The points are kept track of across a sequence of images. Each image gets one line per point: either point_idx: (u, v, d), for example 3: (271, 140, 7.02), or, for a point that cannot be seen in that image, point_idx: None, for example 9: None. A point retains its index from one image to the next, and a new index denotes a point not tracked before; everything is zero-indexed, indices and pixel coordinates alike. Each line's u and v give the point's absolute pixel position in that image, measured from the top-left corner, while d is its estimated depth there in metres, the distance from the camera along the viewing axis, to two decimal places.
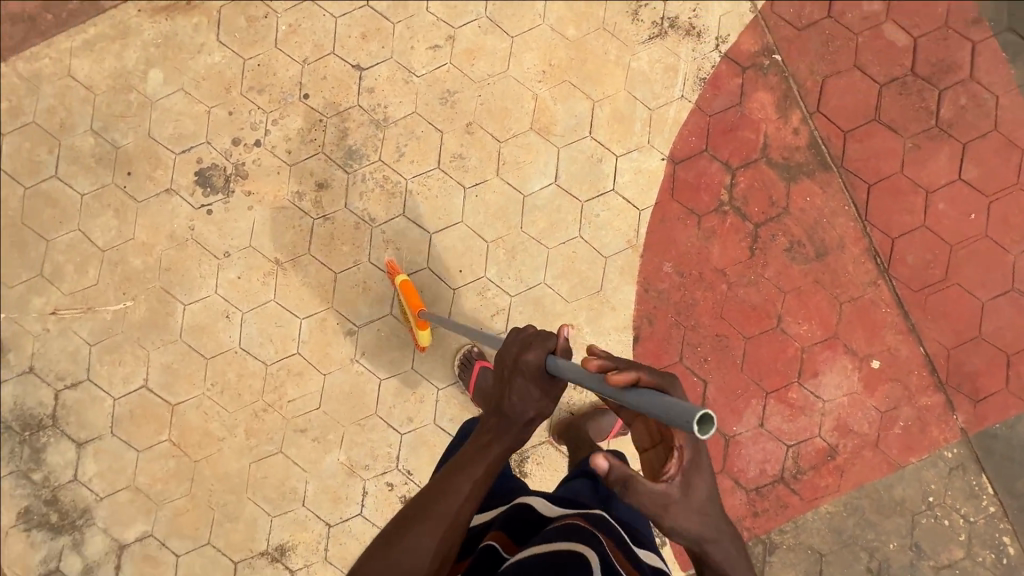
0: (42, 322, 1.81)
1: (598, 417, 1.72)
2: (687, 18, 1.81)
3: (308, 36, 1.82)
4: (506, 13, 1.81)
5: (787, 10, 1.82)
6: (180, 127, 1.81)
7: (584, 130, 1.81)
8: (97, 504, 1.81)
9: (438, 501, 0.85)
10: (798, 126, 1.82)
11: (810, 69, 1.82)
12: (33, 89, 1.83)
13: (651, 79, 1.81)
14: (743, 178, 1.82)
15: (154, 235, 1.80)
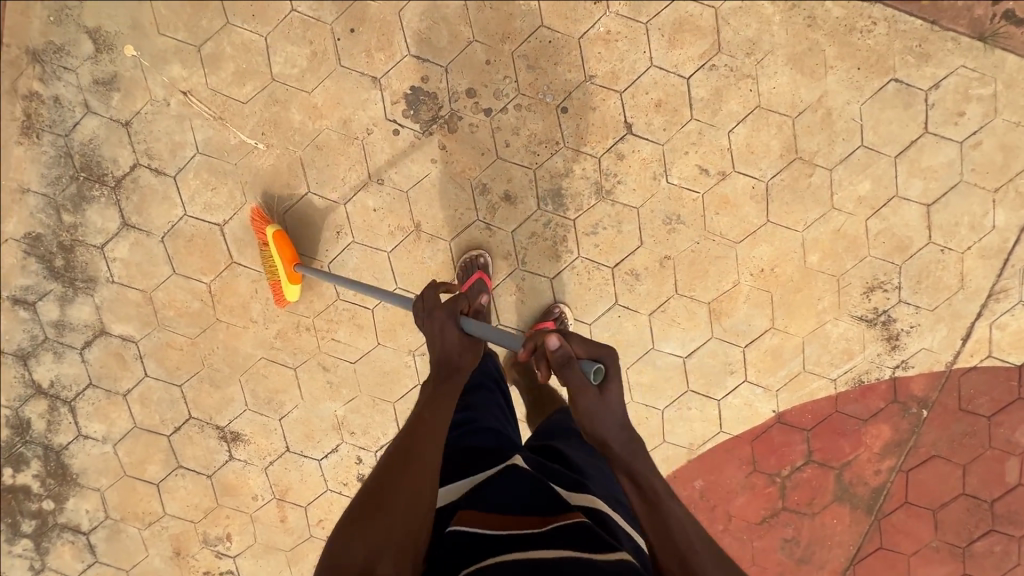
0: (167, 93, 1.59)
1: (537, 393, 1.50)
2: (900, 327, 1.76)
3: (613, 59, 1.57)
4: (784, 196, 1.66)
5: (968, 387, 1.81)
6: (433, 32, 1.55)
7: (743, 339, 1.76)
8: (107, 283, 1.72)
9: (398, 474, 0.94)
10: (883, 469, 1.89)
11: (934, 441, 1.86)
12: None
13: (827, 347, 1.78)
14: (810, 470, 1.88)
15: (330, 108, 1.59)
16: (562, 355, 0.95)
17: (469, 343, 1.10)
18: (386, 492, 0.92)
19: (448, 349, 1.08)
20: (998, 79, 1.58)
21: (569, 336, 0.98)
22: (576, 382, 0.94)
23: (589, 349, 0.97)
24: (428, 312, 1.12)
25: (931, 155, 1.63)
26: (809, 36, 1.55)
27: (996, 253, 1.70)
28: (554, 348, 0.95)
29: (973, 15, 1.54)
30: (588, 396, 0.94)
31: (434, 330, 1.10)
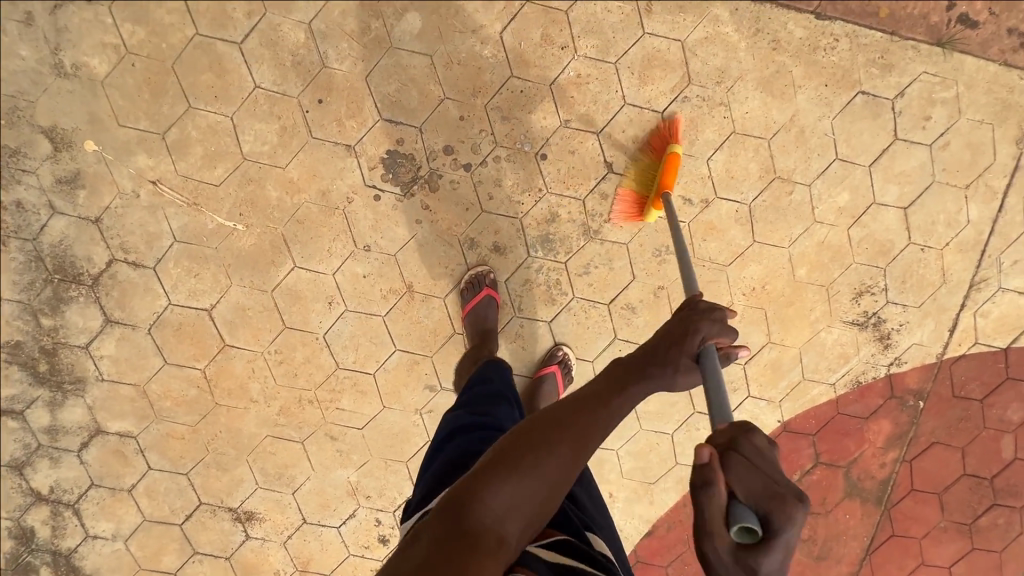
0: (136, 184, 1.54)
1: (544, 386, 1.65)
2: (890, 326, 1.81)
3: (586, 101, 1.56)
4: (767, 216, 1.68)
5: (959, 375, 1.87)
6: (403, 94, 1.52)
7: (743, 357, 1.79)
8: (97, 381, 1.67)
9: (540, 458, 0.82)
10: (887, 461, 1.95)
11: (932, 429, 1.92)
12: None
13: (823, 354, 1.82)
14: (819, 472, 1.93)
15: (307, 181, 1.56)
16: (702, 476, 0.73)
17: (690, 369, 0.92)
18: (528, 451, 0.83)
19: (668, 365, 0.92)
20: (959, 81, 1.62)
21: (734, 463, 0.74)
22: (711, 514, 0.72)
23: (764, 493, 0.71)
24: (681, 315, 0.97)
25: (903, 160, 1.67)
26: (775, 59, 1.57)
27: (972, 246, 1.76)
28: (703, 460, 0.75)
29: (929, 22, 1.58)
30: (720, 544, 0.71)
31: (681, 330, 0.94)
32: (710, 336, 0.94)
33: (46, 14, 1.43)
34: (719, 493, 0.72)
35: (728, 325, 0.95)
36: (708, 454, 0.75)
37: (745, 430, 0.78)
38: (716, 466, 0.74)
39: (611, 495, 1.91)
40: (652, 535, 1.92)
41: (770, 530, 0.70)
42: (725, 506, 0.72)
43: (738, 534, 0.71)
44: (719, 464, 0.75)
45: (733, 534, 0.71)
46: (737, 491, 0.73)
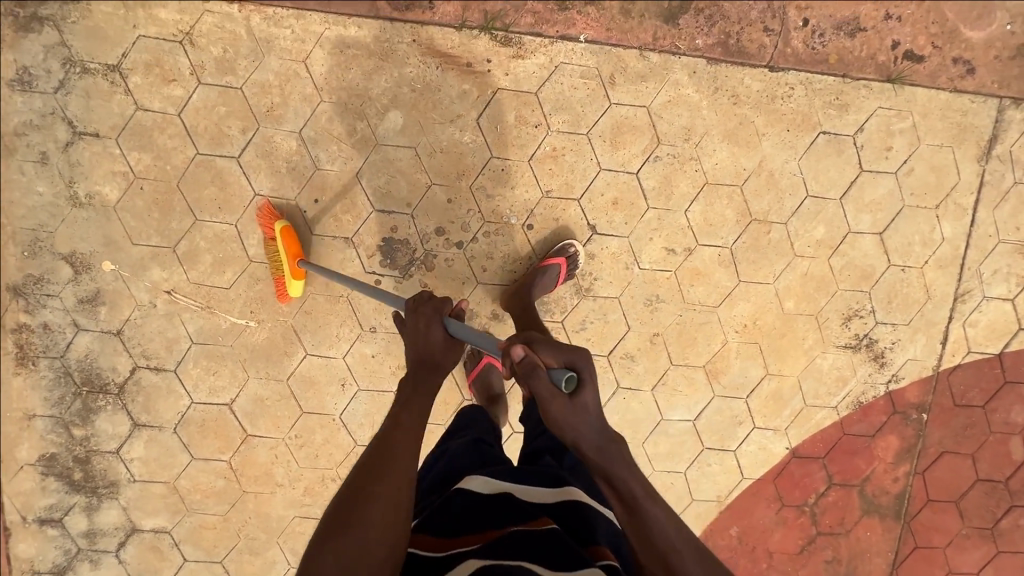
0: (152, 295, 1.64)
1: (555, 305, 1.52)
2: (883, 346, 1.87)
3: (564, 171, 1.66)
4: (749, 256, 1.76)
5: (958, 384, 1.92)
6: (393, 186, 1.62)
7: (744, 391, 1.85)
8: (129, 483, 1.75)
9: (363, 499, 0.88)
10: (900, 475, 1.98)
11: (940, 440, 1.96)
12: (257, 53, 1.53)
13: (822, 380, 1.87)
14: (834, 493, 1.97)
15: (311, 275, 1.66)
16: (530, 364, 0.93)
17: (452, 348, 1.09)
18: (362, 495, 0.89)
19: (427, 348, 1.08)
20: (914, 112, 1.71)
21: (539, 345, 0.97)
22: (547, 390, 0.91)
23: (562, 355, 0.95)
24: (434, 308, 1.11)
25: (871, 190, 1.75)
26: (737, 112, 1.67)
27: (951, 261, 1.82)
28: (520, 356, 0.94)
29: (878, 61, 1.67)
30: (561, 404, 0.92)
31: (421, 322, 1.10)
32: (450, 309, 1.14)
33: (59, 151, 1.55)
34: (541, 374, 0.92)
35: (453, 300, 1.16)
36: (523, 347, 0.95)
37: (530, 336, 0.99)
38: (531, 355, 0.94)
39: None
40: None
41: (580, 369, 0.94)
42: (549, 379, 0.92)
43: (567, 388, 0.92)
44: (532, 352, 0.95)
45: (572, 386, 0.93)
46: (548, 364, 0.95)
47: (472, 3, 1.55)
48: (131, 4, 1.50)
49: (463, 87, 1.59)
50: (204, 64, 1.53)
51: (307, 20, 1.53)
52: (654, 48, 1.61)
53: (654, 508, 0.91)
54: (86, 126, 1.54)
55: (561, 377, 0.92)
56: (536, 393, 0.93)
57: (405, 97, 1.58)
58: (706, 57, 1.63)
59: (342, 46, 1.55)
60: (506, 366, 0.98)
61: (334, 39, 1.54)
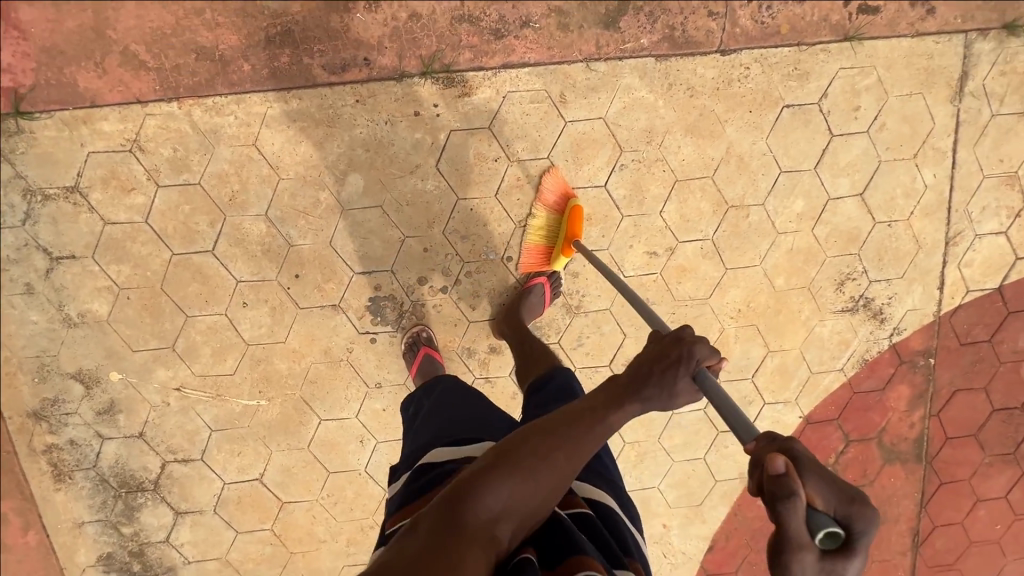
0: (163, 395, 1.70)
1: (525, 298, 1.63)
2: (880, 303, 1.87)
3: (533, 198, 1.65)
4: (732, 243, 1.75)
5: (960, 324, 1.93)
6: (367, 246, 1.64)
7: (748, 372, 1.88)
8: (184, 566, 1.84)
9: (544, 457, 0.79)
10: (915, 420, 2.02)
11: (950, 379, 1.98)
12: (206, 146, 1.54)
13: (824, 347, 1.89)
14: (852, 450, 2.02)
15: (307, 345, 1.70)
16: (785, 487, 0.67)
17: (685, 388, 0.83)
18: (544, 463, 0.79)
19: (665, 387, 0.82)
20: (877, 65, 1.66)
21: (806, 469, 0.69)
22: (798, 534, 0.66)
23: (841, 502, 0.67)
24: (673, 334, 0.86)
25: (845, 153, 1.72)
26: (695, 104, 1.63)
27: (938, 207, 1.80)
28: (780, 473, 0.68)
29: (829, 23, 1.62)
30: (808, 559, 0.67)
31: (669, 361, 0.83)
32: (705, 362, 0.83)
33: (42, 280, 1.59)
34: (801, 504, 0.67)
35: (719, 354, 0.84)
36: (785, 464, 0.69)
37: (782, 440, 0.74)
38: (794, 477, 0.68)
39: (665, 527, 2.01)
40: (715, 548, 2.01)
41: (850, 532, 0.66)
42: (805, 518, 0.67)
43: (821, 540, 0.67)
44: (797, 475, 0.68)
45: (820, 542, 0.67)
46: (812, 500, 0.68)
47: (408, 50, 1.52)
48: (74, 123, 1.50)
49: (416, 137, 1.57)
50: (158, 168, 1.54)
51: (248, 103, 1.52)
52: (600, 57, 1.57)
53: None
54: (62, 250, 1.57)
55: (824, 525, 0.66)
56: (778, 530, 0.67)
57: (361, 158, 1.58)
58: (654, 56, 1.59)
59: (287, 121, 1.54)
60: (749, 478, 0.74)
61: (278, 117, 1.53)
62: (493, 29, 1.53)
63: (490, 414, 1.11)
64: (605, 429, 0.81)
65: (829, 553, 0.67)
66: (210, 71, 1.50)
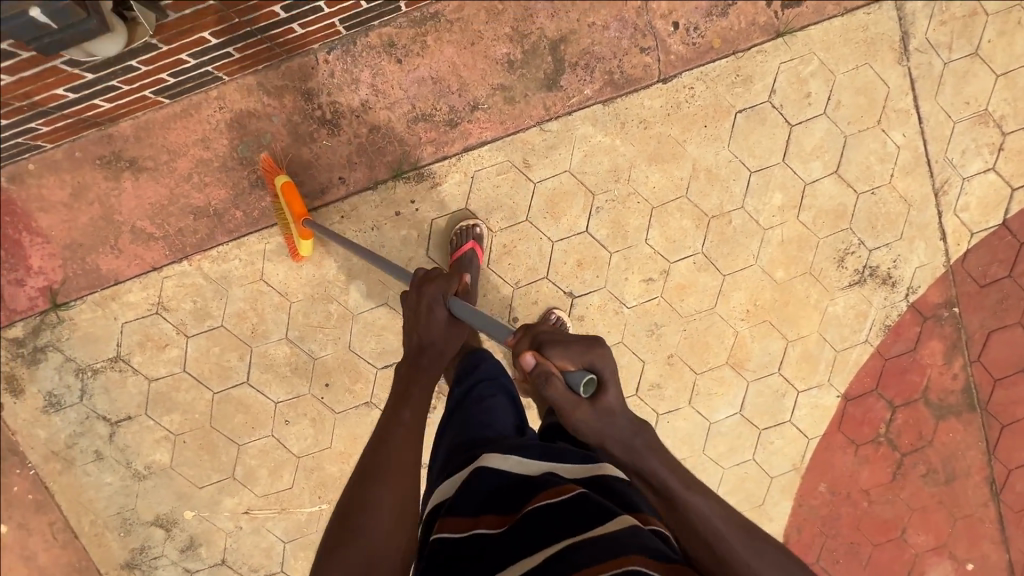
0: (235, 519, 1.82)
1: None
2: (886, 268, 1.88)
3: (522, 259, 1.74)
4: (722, 250, 1.80)
5: (975, 268, 1.92)
6: (383, 341, 1.75)
7: (773, 366, 1.91)
8: None
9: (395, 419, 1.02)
10: (957, 371, 1.99)
11: (981, 322, 1.96)
12: (221, 291, 1.68)
13: (843, 323, 1.90)
14: (901, 415, 2.01)
15: (352, 445, 1.80)
16: (542, 372, 0.87)
17: (448, 322, 1.14)
18: (377, 486, 0.93)
19: (428, 335, 1.13)
20: (816, 51, 1.71)
21: (548, 346, 0.89)
22: (563, 397, 0.88)
23: (581, 356, 0.89)
24: (416, 287, 1.17)
25: (809, 138, 1.76)
26: (652, 134, 1.70)
27: (916, 163, 1.81)
28: (530, 367, 0.88)
29: (758, 26, 1.68)
30: (582, 410, 0.89)
31: (423, 306, 1.14)
32: (442, 293, 1.14)
33: (107, 444, 1.74)
34: (556, 375, 0.87)
35: (447, 278, 1.16)
36: (532, 357, 0.88)
37: (531, 329, 0.94)
38: (542, 361, 0.88)
39: None
40: (790, 543, 2.06)
41: (598, 371, 0.89)
42: (564, 384, 0.88)
43: (587, 389, 0.89)
44: (545, 359, 0.88)
45: (585, 390, 0.88)
46: (565, 366, 0.88)
47: (376, 160, 1.64)
48: (103, 302, 1.66)
49: (403, 233, 1.69)
50: (184, 321, 1.69)
51: (248, 245, 1.66)
52: (550, 117, 1.66)
53: (689, 496, 0.90)
54: (119, 414, 1.73)
55: (579, 379, 0.87)
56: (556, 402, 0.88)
57: (358, 265, 1.70)
58: (600, 102, 1.67)
59: (286, 251, 1.67)
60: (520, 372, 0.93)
61: (277, 249, 1.67)
62: (446, 120, 1.64)
63: (502, 420, 1.19)
64: (396, 429, 1.01)
65: (597, 393, 0.90)
66: (209, 226, 1.64)
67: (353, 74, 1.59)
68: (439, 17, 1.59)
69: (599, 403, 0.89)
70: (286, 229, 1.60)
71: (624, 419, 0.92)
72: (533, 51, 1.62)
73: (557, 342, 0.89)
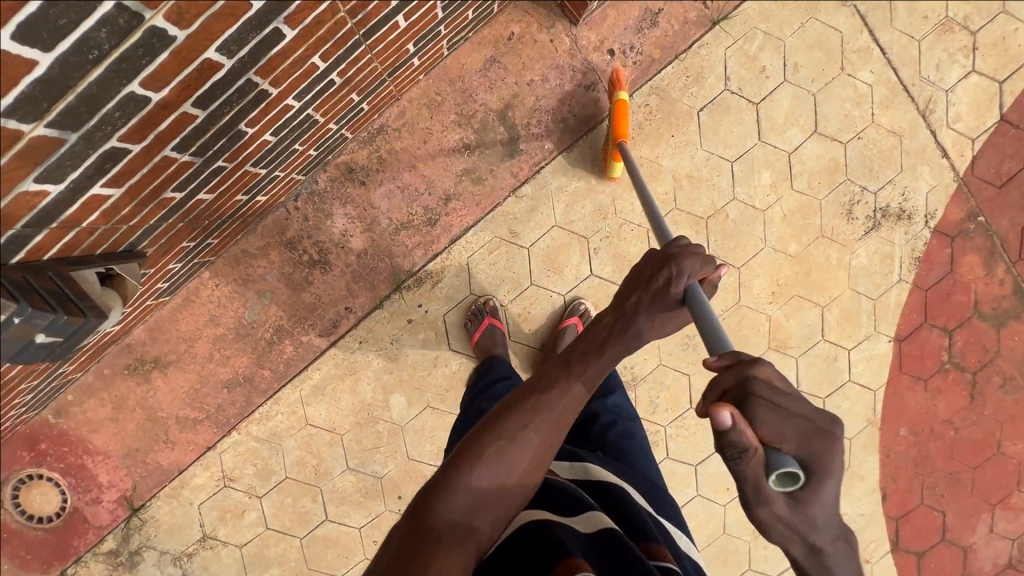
0: None
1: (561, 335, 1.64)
2: (896, 204, 1.83)
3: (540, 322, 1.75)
4: (729, 245, 1.77)
5: (987, 172, 1.85)
6: (437, 441, 1.77)
7: (816, 335, 1.88)
8: None
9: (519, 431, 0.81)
10: (1002, 276, 1.93)
11: (1011, 222, 1.89)
12: (276, 447, 1.74)
13: (871, 272, 1.87)
14: (960, 337, 1.96)
15: None
16: (737, 443, 0.65)
17: (677, 310, 0.91)
18: (529, 424, 0.81)
19: (650, 310, 0.90)
20: (757, 26, 1.67)
21: (756, 409, 0.66)
22: (755, 478, 0.67)
23: (797, 437, 0.66)
24: (665, 253, 0.94)
25: (778, 110, 1.72)
26: (624, 162, 1.69)
27: (893, 95, 1.76)
28: (727, 426, 0.65)
29: (692, 22, 1.65)
30: (777, 506, 0.67)
31: (661, 274, 0.91)
32: (690, 272, 0.91)
33: None
34: (755, 451, 0.66)
35: (706, 255, 0.93)
36: (732, 412, 0.65)
37: (745, 367, 0.70)
38: (742, 426, 0.65)
39: None
40: (888, 493, 2.05)
41: (811, 465, 0.66)
42: (764, 462, 0.67)
43: (784, 481, 0.67)
44: (745, 421, 0.66)
45: (783, 483, 0.67)
46: (772, 443, 0.66)
47: (374, 279, 1.67)
48: (175, 493, 1.73)
49: (421, 337, 1.71)
50: (252, 485, 1.74)
51: (284, 397, 1.71)
52: (522, 182, 1.67)
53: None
54: None
55: (785, 467, 0.66)
56: (740, 478, 0.68)
57: (391, 380, 1.73)
58: (565, 151, 1.67)
59: (320, 391, 1.72)
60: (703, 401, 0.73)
61: (312, 392, 1.72)
62: (425, 220, 1.66)
63: None
64: (522, 437, 0.80)
65: (794, 488, 0.67)
66: (244, 393, 1.70)
67: (325, 210, 1.62)
68: (386, 129, 1.60)
69: (798, 501, 0.67)
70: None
71: (819, 531, 0.68)
72: (484, 127, 1.63)
73: (771, 399, 0.67)
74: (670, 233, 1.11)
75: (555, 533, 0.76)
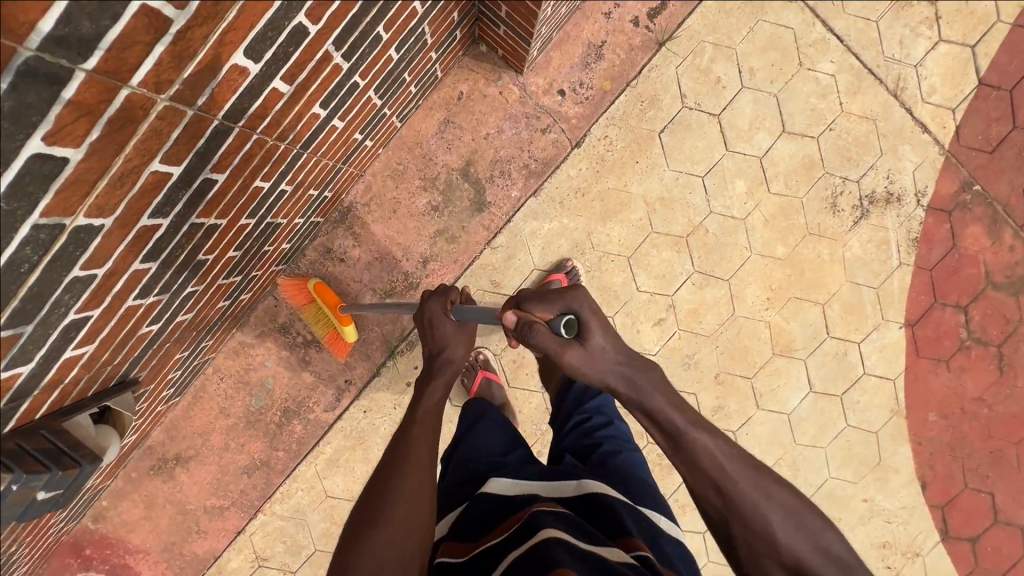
0: None
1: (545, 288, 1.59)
2: (882, 188, 1.78)
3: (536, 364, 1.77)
4: (713, 259, 1.75)
5: (975, 139, 1.78)
6: None
7: (821, 333, 1.83)
8: None
9: (397, 468, 0.93)
10: (1012, 242, 1.84)
11: (1011, 185, 1.81)
12: (301, 522, 1.77)
13: (868, 261, 1.81)
14: (976, 311, 1.88)
15: None
16: (524, 322, 0.92)
17: (456, 327, 1.10)
18: (407, 441, 0.96)
19: (445, 340, 1.09)
20: (705, 39, 1.66)
21: (528, 302, 0.96)
22: (549, 339, 0.90)
23: (559, 304, 0.94)
24: (425, 295, 1.18)
25: (741, 117, 1.69)
26: (593, 196, 1.69)
27: (858, 81, 1.72)
28: (514, 322, 0.93)
29: (637, 48, 1.64)
30: (575, 349, 0.91)
31: (433, 317, 1.12)
32: (441, 306, 1.12)
33: None
34: (540, 325, 0.91)
35: (448, 290, 1.17)
36: (516, 311, 0.93)
37: (516, 295, 1.00)
38: (523, 315, 0.93)
39: (867, 499, 1.96)
40: (928, 481, 1.96)
41: (578, 318, 0.92)
42: (550, 329, 0.91)
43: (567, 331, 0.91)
44: (526, 313, 0.94)
45: (567, 330, 0.91)
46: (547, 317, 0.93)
47: (368, 349, 1.72)
48: None
49: None
50: (285, 562, 1.78)
51: (301, 474, 1.76)
52: (495, 233, 1.69)
53: (683, 423, 0.89)
54: None
55: (561, 323, 0.91)
56: (540, 346, 0.91)
57: None
58: (532, 195, 1.68)
59: (334, 462, 1.76)
60: (508, 334, 0.98)
61: (327, 465, 1.76)
62: (406, 284, 1.69)
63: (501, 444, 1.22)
64: (406, 475, 0.92)
65: (580, 335, 0.92)
66: (263, 475, 1.75)
67: None
68: (355, 206, 1.65)
69: (585, 338, 0.92)
70: (328, 327, 1.63)
71: (624, 368, 0.93)
72: (449, 187, 1.65)
73: (538, 296, 0.96)
74: (414, 306, 1.36)
75: (557, 559, 0.77)
